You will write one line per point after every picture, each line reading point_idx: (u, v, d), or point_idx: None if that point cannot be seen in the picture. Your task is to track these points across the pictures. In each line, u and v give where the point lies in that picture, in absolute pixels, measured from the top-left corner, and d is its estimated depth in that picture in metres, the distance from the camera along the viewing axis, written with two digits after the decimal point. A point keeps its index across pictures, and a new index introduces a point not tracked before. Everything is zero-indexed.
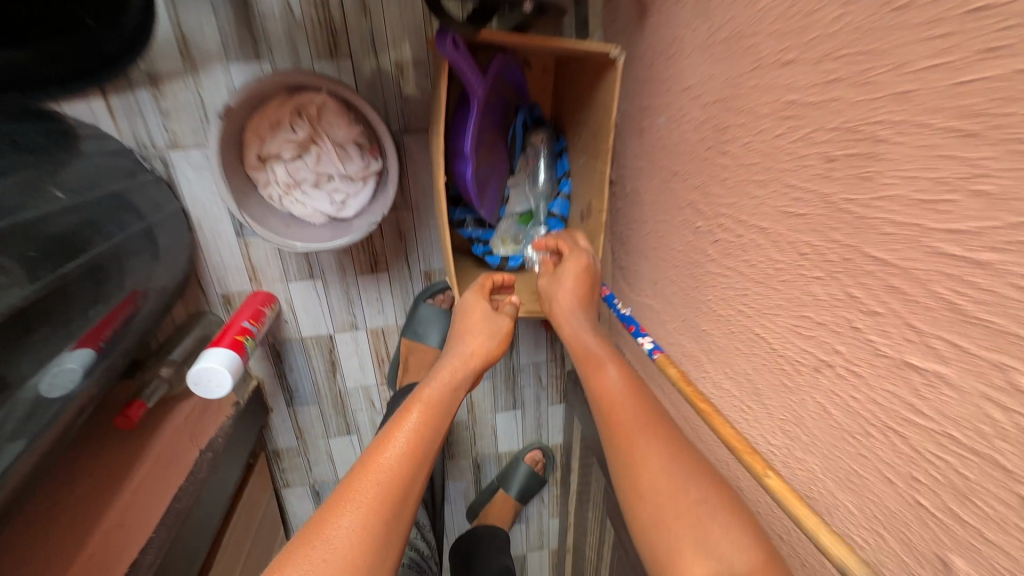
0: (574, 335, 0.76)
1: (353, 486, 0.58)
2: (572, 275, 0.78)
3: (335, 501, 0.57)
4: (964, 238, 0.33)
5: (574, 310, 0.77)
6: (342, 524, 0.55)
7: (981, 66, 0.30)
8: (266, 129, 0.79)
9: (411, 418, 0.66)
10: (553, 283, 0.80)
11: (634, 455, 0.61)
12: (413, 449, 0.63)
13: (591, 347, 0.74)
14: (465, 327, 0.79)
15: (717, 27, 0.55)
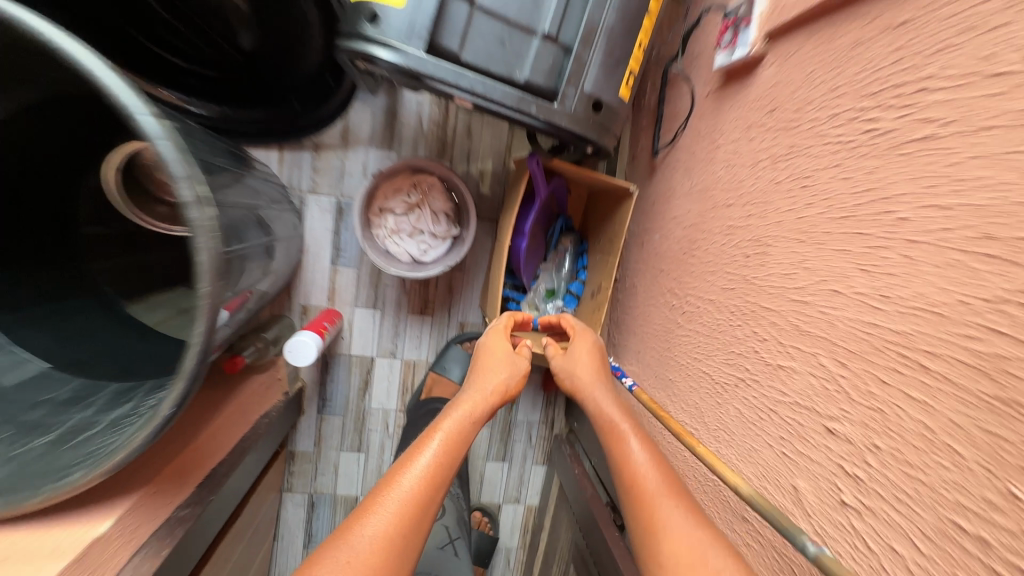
0: (591, 399, 0.93)
1: (371, 503, 0.71)
2: (582, 353, 1.01)
3: (359, 512, 0.71)
4: (801, 290, 0.64)
5: (595, 385, 0.95)
6: (368, 529, 0.68)
7: (807, 211, 0.64)
8: (390, 191, 1.15)
9: (434, 445, 0.80)
10: (569, 360, 1.00)
11: (643, 489, 0.75)
12: (431, 477, 0.76)
13: (611, 419, 0.88)
14: (487, 368, 0.97)
15: (696, 183, 0.93)
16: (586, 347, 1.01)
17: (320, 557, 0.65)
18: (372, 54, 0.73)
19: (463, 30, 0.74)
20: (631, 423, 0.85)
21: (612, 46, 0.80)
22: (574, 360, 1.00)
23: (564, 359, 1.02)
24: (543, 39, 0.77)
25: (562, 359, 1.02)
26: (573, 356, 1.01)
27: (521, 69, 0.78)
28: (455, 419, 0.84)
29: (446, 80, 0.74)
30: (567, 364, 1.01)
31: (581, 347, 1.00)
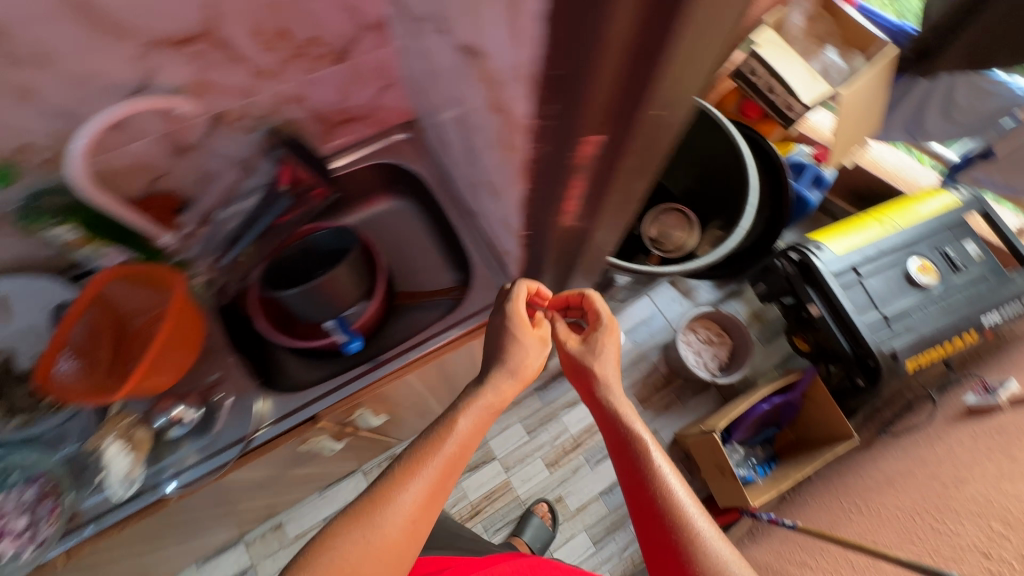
0: (607, 403, 0.81)
1: (425, 458, 0.69)
2: (608, 356, 0.85)
3: (418, 452, 0.70)
4: (988, 498, 1.04)
5: (602, 403, 0.82)
6: (403, 496, 0.66)
7: (1008, 467, 1.08)
8: (703, 325, 1.80)
9: (434, 459, 0.69)
10: (586, 357, 0.84)
11: (664, 515, 0.70)
12: (435, 482, 0.68)
13: (625, 427, 0.79)
14: (505, 347, 0.78)
15: (912, 453, 1.35)
16: (609, 351, 0.85)
17: (340, 534, 0.63)
18: (807, 254, 1.44)
19: (851, 278, 1.42)
20: (640, 444, 0.76)
21: (920, 341, 1.37)
22: (603, 343, 0.84)
23: (584, 349, 0.84)
24: (886, 311, 1.39)
25: (580, 339, 0.85)
26: (592, 350, 0.84)
27: (866, 312, 1.39)
28: (467, 419, 0.73)
29: (832, 286, 1.40)
30: (598, 367, 0.83)
31: (608, 368, 0.83)
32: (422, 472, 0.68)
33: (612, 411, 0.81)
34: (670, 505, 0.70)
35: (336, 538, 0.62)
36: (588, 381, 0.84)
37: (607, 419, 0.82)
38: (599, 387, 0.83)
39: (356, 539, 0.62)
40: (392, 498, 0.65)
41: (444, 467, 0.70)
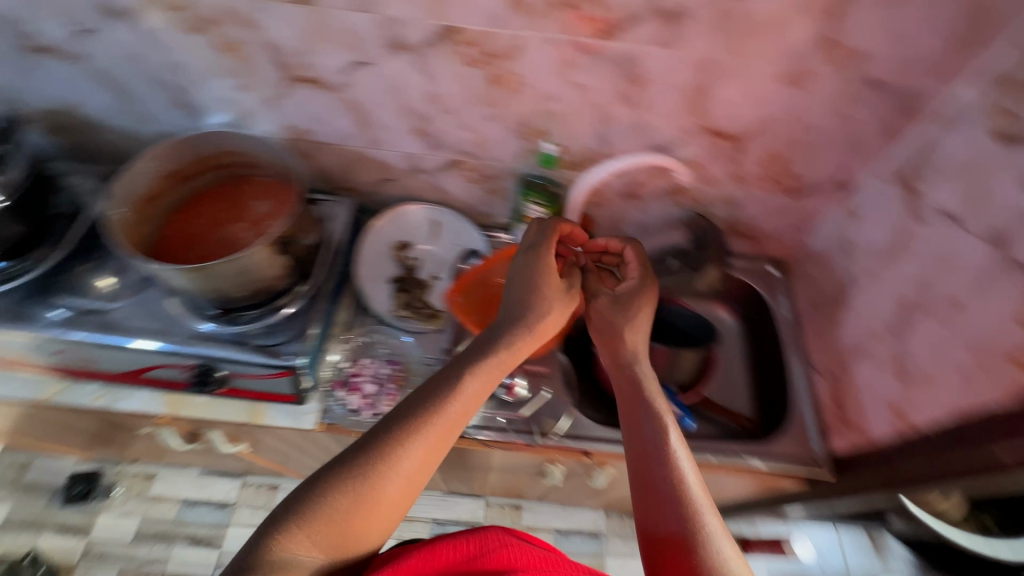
0: (649, 412, 1.02)
1: (397, 425, 0.90)
2: (649, 387, 1.06)
3: (400, 411, 0.93)
4: None
5: (649, 443, 0.97)
6: (404, 462, 0.87)
7: None
8: None
9: (465, 383, 0.96)
10: (620, 307, 1.14)
11: (671, 496, 0.90)
12: (436, 441, 0.91)
13: (642, 416, 1.01)
14: (531, 302, 1.05)
15: None
16: (642, 321, 1.14)
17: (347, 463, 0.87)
18: None
19: None
20: (659, 438, 0.97)
21: None
22: (616, 316, 1.14)
23: (612, 308, 1.15)
24: None
25: (630, 291, 1.16)
26: (624, 308, 1.14)
27: None
28: (481, 355, 1.01)
29: None
30: (532, 255, 1.10)
31: (626, 333, 1.11)
32: (415, 446, 0.89)
33: (645, 435, 0.98)
34: (666, 503, 0.90)
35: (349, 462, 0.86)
36: (631, 375, 1.08)
37: (627, 385, 1.06)
38: (648, 415, 1.01)
39: (348, 499, 0.83)
40: (386, 481, 0.86)
41: (445, 426, 0.93)
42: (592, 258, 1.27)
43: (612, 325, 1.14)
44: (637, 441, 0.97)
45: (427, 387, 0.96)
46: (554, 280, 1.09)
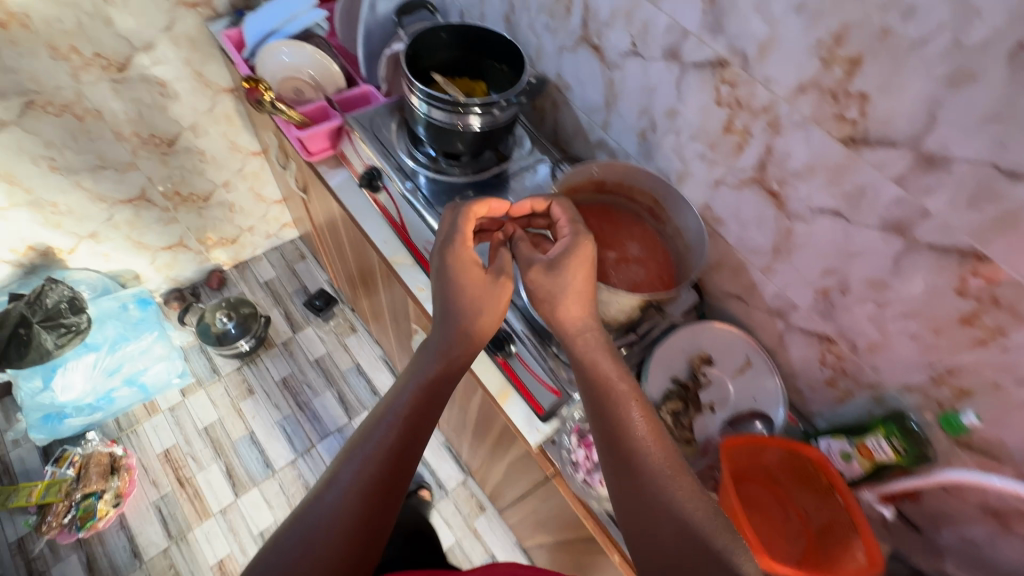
0: (565, 314, 0.70)
1: (350, 534, 0.56)
2: (579, 271, 0.70)
3: (341, 460, 0.62)
4: None
5: (422, 380, 0.68)
6: (353, 490, 0.59)
7: None
8: None
9: (409, 398, 0.66)
10: (555, 279, 0.69)
11: (669, 500, 0.57)
12: (366, 514, 0.58)
13: (594, 346, 0.69)
14: (463, 295, 0.71)
15: None
16: (583, 275, 0.70)
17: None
18: None
19: None
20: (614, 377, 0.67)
21: None
22: (563, 284, 0.70)
23: (549, 276, 0.70)
24: None
25: (563, 250, 0.71)
26: (557, 271, 0.70)
27: None
28: (413, 389, 0.67)
29: None
30: (440, 250, 0.73)
31: (569, 302, 0.70)
32: (358, 488, 0.59)
33: (457, 322, 0.70)
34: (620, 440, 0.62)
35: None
36: (554, 301, 0.70)
37: (559, 326, 0.71)
38: (570, 326, 0.70)
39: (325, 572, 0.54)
40: (346, 504, 0.58)
41: (367, 482, 0.59)
42: (520, 225, 0.83)
43: (555, 285, 0.70)
44: (465, 296, 0.71)
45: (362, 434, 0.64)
46: (448, 248, 0.72)
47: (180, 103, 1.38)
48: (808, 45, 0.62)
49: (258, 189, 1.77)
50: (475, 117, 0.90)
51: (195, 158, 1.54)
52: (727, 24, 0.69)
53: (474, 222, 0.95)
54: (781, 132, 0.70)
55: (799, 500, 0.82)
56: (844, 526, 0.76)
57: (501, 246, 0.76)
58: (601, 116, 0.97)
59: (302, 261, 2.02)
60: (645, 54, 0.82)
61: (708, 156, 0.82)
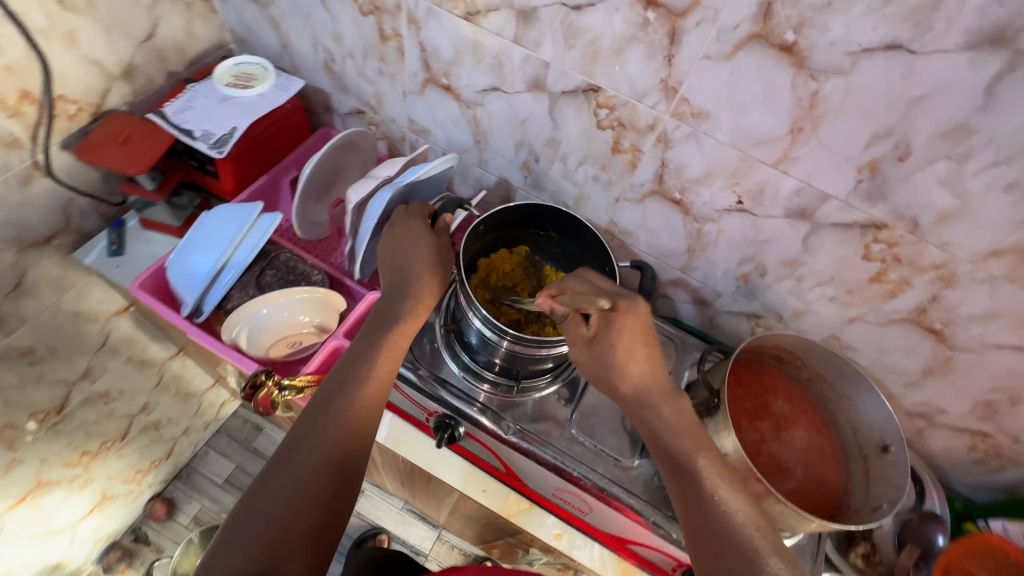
0: (625, 378, 0.61)
1: (304, 454, 0.54)
2: (631, 347, 0.61)
3: (314, 440, 0.55)
4: None
5: (390, 347, 0.64)
6: (322, 439, 0.55)
7: None
8: None
9: (379, 365, 0.62)
10: (602, 347, 0.61)
11: (722, 516, 0.53)
12: (343, 462, 0.55)
13: (650, 411, 0.61)
14: (411, 262, 0.68)
15: None
16: (635, 331, 0.61)
17: (252, 508, 0.51)
18: None
19: None
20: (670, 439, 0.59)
21: None
22: (612, 349, 0.60)
23: (593, 353, 0.62)
24: None
25: (607, 324, 0.61)
26: (606, 344, 0.61)
27: None
28: (382, 351, 0.63)
29: None
30: (400, 227, 0.71)
31: (633, 366, 0.60)
32: (332, 446, 0.55)
33: (414, 291, 0.67)
34: (729, 522, 0.53)
35: (245, 528, 0.50)
36: (613, 376, 0.62)
37: (631, 400, 0.62)
38: (630, 391, 0.62)
39: (282, 504, 0.51)
40: (313, 459, 0.54)
41: (339, 429, 0.56)
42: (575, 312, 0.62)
43: (600, 359, 0.62)
44: (428, 257, 0.69)
45: (330, 393, 0.58)
46: (445, 262, 0.70)
47: (61, 359, 0.97)
48: (1015, 218, 0.54)
49: (186, 387, 1.35)
50: (568, 345, 0.68)
51: (97, 404, 1.11)
52: (893, 192, 0.59)
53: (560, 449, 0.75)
54: (955, 286, 0.64)
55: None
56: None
57: (446, 234, 0.72)
58: (679, 260, 0.83)
59: (260, 435, 1.59)
60: (756, 211, 0.69)
61: (841, 299, 0.74)
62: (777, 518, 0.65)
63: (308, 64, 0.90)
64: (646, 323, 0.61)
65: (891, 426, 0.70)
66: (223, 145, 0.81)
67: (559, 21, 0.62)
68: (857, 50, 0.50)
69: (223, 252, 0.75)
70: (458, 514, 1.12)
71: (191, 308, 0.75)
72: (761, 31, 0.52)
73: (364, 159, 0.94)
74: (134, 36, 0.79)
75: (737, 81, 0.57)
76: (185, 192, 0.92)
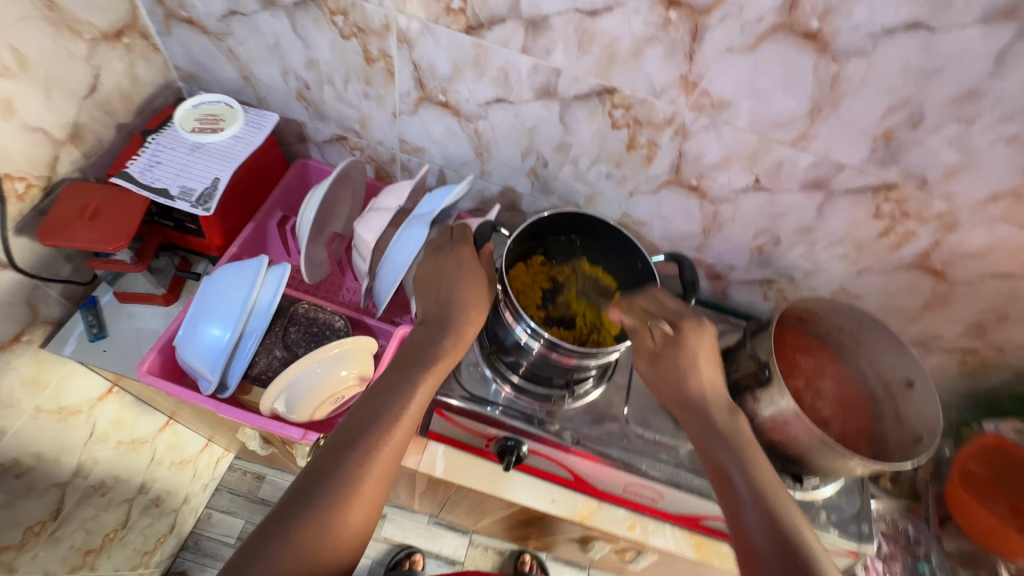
0: (696, 387, 0.63)
1: (327, 490, 0.49)
2: (699, 363, 0.64)
3: (339, 474, 0.51)
4: None
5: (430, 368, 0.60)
6: (346, 467, 0.51)
7: None
8: None
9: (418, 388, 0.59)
10: (669, 366, 0.64)
11: (767, 505, 0.52)
12: (366, 497, 0.51)
13: (723, 449, 0.58)
14: (454, 299, 0.65)
15: None
16: (705, 351, 0.64)
17: (258, 543, 0.46)
18: None
19: None
20: (747, 476, 0.55)
21: None
22: (678, 365, 0.64)
23: (656, 370, 0.65)
24: None
25: (673, 346, 0.64)
26: (675, 363, 0.64)
27: None
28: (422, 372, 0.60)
29: None
30: (440, 257, 0.68)
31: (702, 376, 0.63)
32: (358, 477, 0.51)
33: (459, 315, 0.65)
34: (768, 511, 0.52)
35: (250, 564, 0.45)
36: (684, 388, 0.63)
37: (692, 413, 0.62)
38: (696, 395, 0.63)
39: (296, 545, 0.46)
40: (336, 492, 0.50)
41: (366, 458, 0.52)
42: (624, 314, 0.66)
43: (667, 375, 0.64)
44: (472, 280, 0.66)
45: (361, 418, 0.54)
46: (489, 279, 0.68)
47: (48, 463, 0.86)
48: (1014, 165, 0.60)
49: (180, 455, 1.22)
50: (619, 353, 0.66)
51: (94, 499, 1.00)
52: (905, 156, 0.63)
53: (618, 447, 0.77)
54: (957, 231, 0.70)
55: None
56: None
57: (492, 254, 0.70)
58: (695, 241, 0.85)
59: (264, 483, 1.41)
60: (773, 187, 0.72)
61: (850, 255, 0.79)
62: (836, 469, 0.70)
63: (276, 95, 0.83)
64: (714, 348, 0.65)
65: (913, 364, 0.77)
66: (207, 201, 0.73)
67: (573, 28, 0.60)
68: (879, 32, 0.52)
69: (236, 322, 0.70)
70: (503, 520, 1.12)
71: (214, 385, 0.70)
72: (786, 22, 0.54)
73: (355, 188, 0.88)
74: (76, 93, 0.69)
75: (760, 70, 0.59)
76: (161, 254, 0.85)
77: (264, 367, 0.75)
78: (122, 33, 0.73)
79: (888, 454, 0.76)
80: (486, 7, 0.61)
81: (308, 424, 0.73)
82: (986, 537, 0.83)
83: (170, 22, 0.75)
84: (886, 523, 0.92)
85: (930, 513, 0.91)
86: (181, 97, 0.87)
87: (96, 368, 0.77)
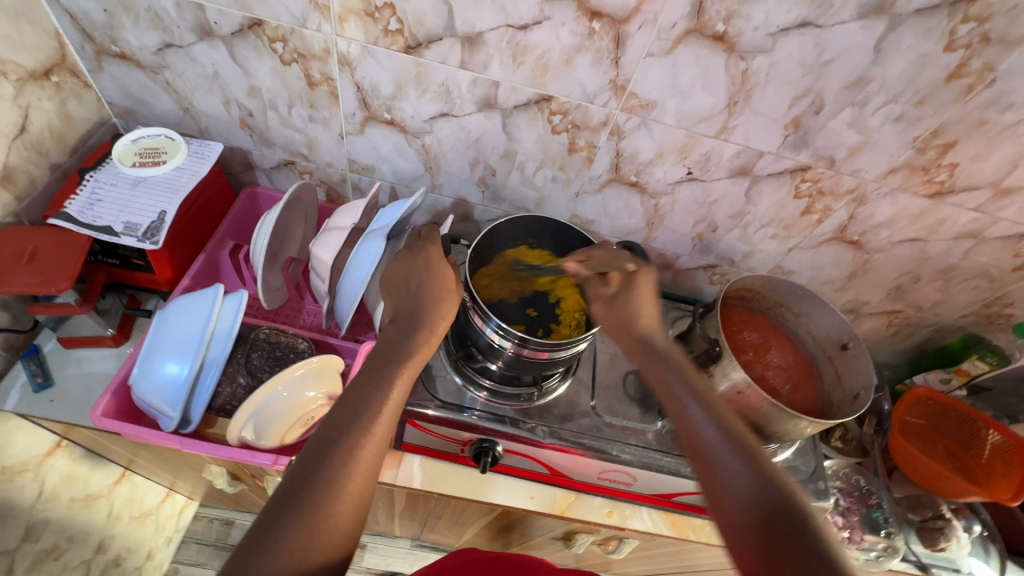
0: (642, 321, 0.69)
1: (313, 492, 0.48)
2: (645, 302, 0.70)
3: (321, 477, 0.49)
4: None
5: (407, 368, 0.61)
6: (330, 469, 0.49)
7: None
8: None
9: (396, 389, 0.58)
10: (622, 304, 0.70)
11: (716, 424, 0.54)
12: (356, 498, 0.49)
13: (668, 370, 0.63)
14: (419, 300, 0.67)
15: None
16: (647, 290, 0.71)
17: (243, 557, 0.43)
18: None
19: None
20: (690, 390, 0.59)
21: None
22: (630, 301, 0.70)
23: (612, 309, 0.70)
24: None
25: (624, 286, 0.71)
26: (630, 300, 0.70)
27: None
28: (401, 373, 0.60)
29: None
30: (399, 262, 0.71)
31: (647, 311, 0.69)
32: (342, 478, 0.49)
33: (431, 313, 0.66)
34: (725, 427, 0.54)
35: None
36: (634, 322, 0.69)
37: (641, 347, 0.67)
38: (644, 330, 0.68)
39: (287, 550, 0.44)
40: (326, 493, 0.48)
41: (348, 460, 0.50)
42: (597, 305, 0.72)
43: (619, 312, 0.70)
44: (442, 280, 0.68)
45: (339, 424, 0.53)
46: (456, 284, 0.71)
47: None
48: (905, 140, 0.68)
49: (140, 508, 1.15)
50: (587, 342, 0.70)
51: (47, 564, 0.94)
52: (814, 140, 0.70)
53: (588, 436, 0.79)
54: (867, 203, 0.78)
55: (948, 437, 0.95)
56: (1001, 450, 0.89)
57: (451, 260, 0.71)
58: (640, 235, 0.91)
59: (234, 528, 1.35)
60: (704, 177, 0.78)
61: (780, 235, 0.86)
62: (789, 432, 0.75)
63: (217, 124, 0.82)
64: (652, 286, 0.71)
65: (844, 328, 0.83)
66: (155, 234, 0.72)
67: (506, 42, 0.64)
68: (776, 31, 0.59)
69: (195, 355, 0.68)
70: (490, 529, 1.12)
71: (175, 421, 0.68)
72: (696, 26, 0.60)
73: (307, 211, 0.89)
74: (4, 134, 0.67)
75: (679, 71, 0.64)
76: (108, 294, 0.81)
77: (228, 397, 0.74)
78: (51, 72, 0.71)
79: (833, 414, 0.83)
80: (422, 26, 0.64)
81: (279, 450, 0.72)
82: (930, 482, 0.90)
83: (101, 58, 0.74)
84: (840, 477, 0.94)
85: (878, 465, 0.96)
86: (117, 133, 0.85)
87: (43, 420, 0.73)
